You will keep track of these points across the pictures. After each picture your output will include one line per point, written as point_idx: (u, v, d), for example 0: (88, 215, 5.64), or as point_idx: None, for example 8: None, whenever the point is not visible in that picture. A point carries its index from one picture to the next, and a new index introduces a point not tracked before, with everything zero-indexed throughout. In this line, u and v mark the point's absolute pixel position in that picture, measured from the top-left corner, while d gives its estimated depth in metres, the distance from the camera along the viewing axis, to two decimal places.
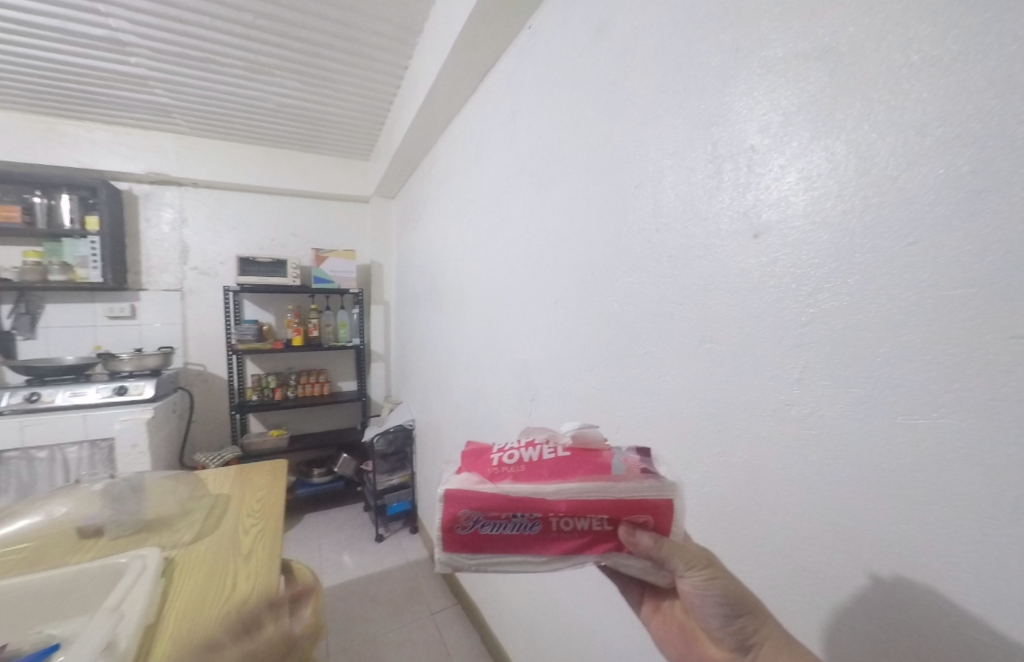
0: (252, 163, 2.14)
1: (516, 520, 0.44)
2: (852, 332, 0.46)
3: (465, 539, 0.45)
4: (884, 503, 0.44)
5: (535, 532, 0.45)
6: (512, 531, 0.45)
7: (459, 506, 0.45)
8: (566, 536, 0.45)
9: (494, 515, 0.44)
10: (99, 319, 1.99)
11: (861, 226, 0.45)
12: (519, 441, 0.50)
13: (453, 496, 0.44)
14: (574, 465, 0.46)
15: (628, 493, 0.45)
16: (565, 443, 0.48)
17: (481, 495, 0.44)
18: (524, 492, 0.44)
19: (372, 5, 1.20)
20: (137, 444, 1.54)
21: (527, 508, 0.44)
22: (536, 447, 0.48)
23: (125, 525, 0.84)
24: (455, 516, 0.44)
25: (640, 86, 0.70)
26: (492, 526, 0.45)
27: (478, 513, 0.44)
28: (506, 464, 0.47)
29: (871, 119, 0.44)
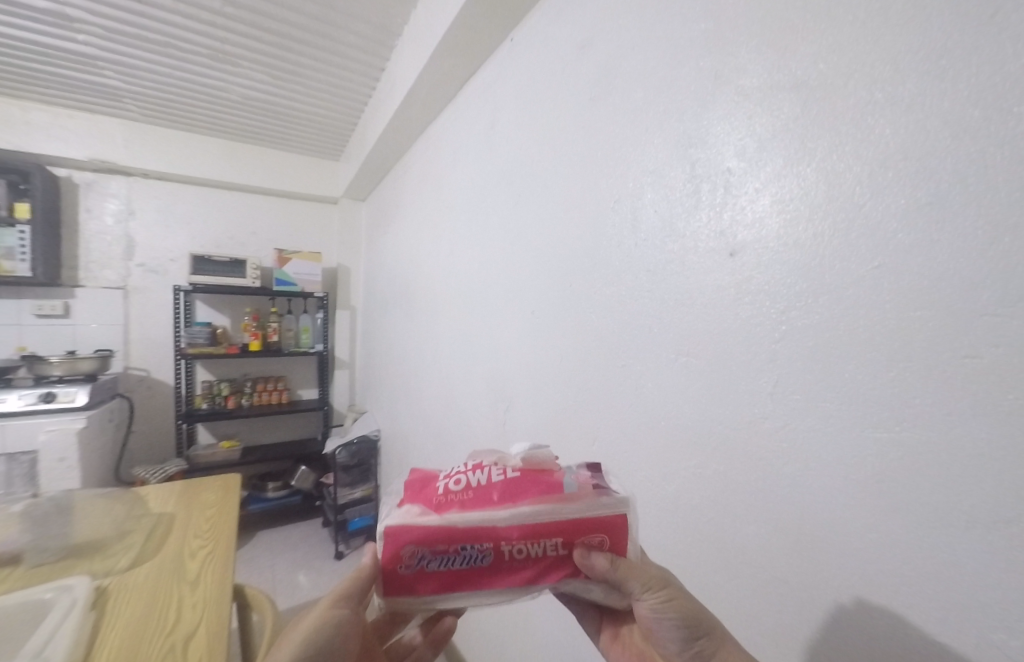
0: (211, 156, 2.03)
1: (464, 552, 0.43)
2: (822, 348, 0.48)
3: (412, 574, 0.44)
4: (851, 514, 0.46)
5: (486, 563, 0.44)
6: (461, 564, 0.44)
7: (401, 543, 0.43)
8: (519, 564, 0.44)
9: (441, 549, 0.43)
10: (26, 316, 1.80)
11: (831, 249, 0.48)
12: (467, 464, 0.48)
13: (395, 532, 0.43)
14: (523, 487, 0.46)
15: (578, 513, 0.45)
16: (515, 464, 0.48)
17: (424, 529, 0.43)
18: (470, 522, 0.43)
19: (349, 3, 1.17)
20: (65, 456, 1.39)
21: (474, 538, 0.43)
22: (484, 470, 0.47)
23: (49, 551, 0.75)
24: (398, 552, 0.43)
25: (621, 104, 0.71)
26: (440, 561, 0.43)
27: (422, 548, 0.43)
28: (452, 491, 0.45)
29: (840, 150, 0.47)
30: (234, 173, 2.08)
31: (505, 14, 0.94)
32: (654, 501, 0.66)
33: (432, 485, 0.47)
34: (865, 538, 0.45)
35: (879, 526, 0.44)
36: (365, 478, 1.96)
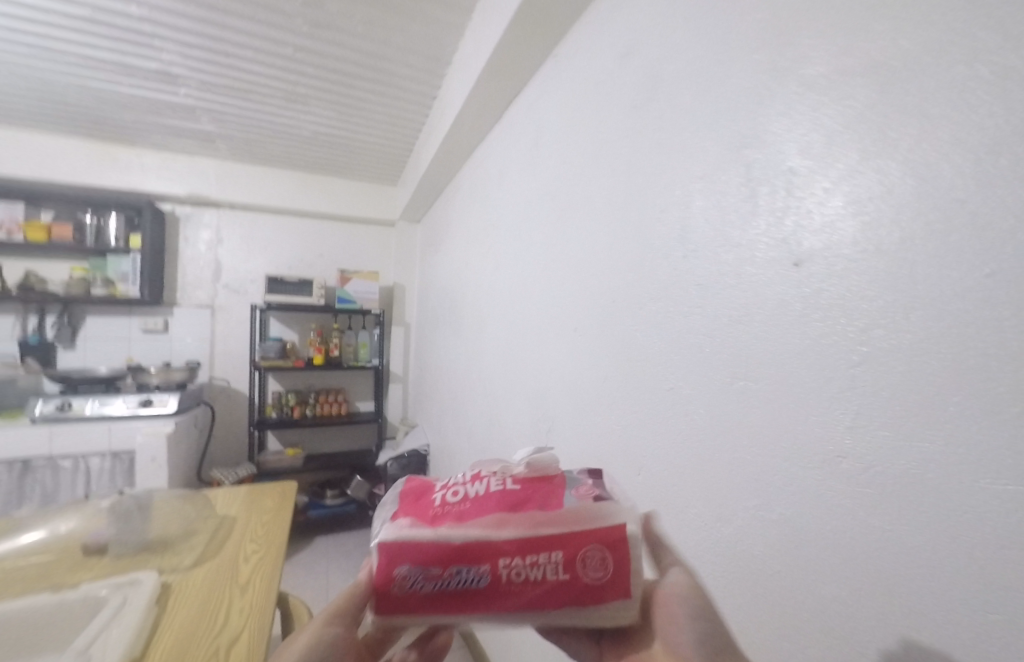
0: (287, 187, 2.24)
1: (459, 573, 0.40)
2: (916, 376, 0.39)
3: (404, 599, 0.41)
4: (964, 585, 0.36)
5: (482, 586, 0.40)
6: (455, 587, 0.40)
7: (393, 562, 0.40)
8: (519, 588, 0.40)
9: (435, 568, 0.40)
10: (135, 332, 2.08)
11: (924, 254, 0.39)
12: (465, 476, 0.47)
13: (386, 550, 0.40)
14: (521, 499, 0.43)
15: (581, 527, 0.41)
16: (514, 474, 0.45)
17: (418, 545, 0.40)
18: (466, 537, 0.40)
19: (403, 38, 1.24)
20: (156, 457, 1.56)
21: (470, 556, 0.40)
22: (482, 481, 0.45)
23: (129, 544, 0.82)
24: (390, 573, 0.40)
25: (666, 109, 0.67)
26: (434, 583, 0.40)
27: (415, 568, 0.40)
28: (448, 503, 0.43)
29: (932, 138, 0.39)
30: (306, 201, 2.27)
31: (547, 33, 0.94)
32: (706, 544, 0.59)
33: (430, 498, 0.45)
34: (986, 618, 0.35)
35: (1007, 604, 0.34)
36: None
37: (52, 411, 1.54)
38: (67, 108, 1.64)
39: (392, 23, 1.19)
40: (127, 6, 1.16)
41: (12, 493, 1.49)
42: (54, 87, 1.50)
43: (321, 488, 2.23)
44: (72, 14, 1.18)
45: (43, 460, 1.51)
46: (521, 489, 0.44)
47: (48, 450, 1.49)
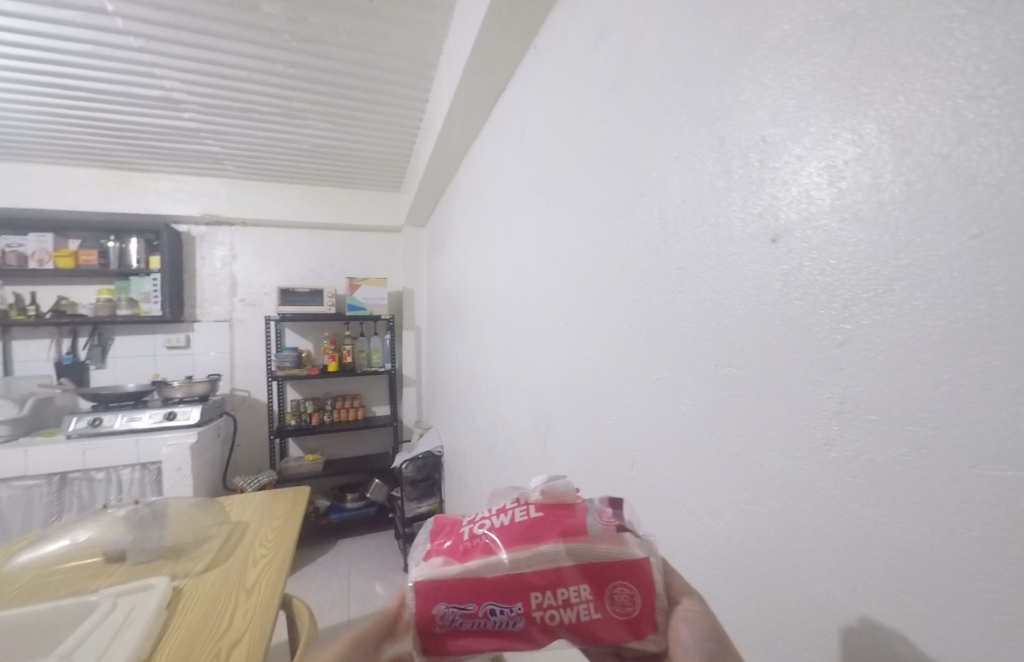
0: (295, 200, 2.31)
1: (495, 612, 0.38)
2: (904, 355, 0.35)
3: (441, 642, 0.38)
4: (969, 585, 0.32)
5: (518, 628, 0.38)
6: (491, 629, 0.38)
7: (429, 602, 0.38)
8: (552, 628, 0.38)
9: (470, 607, 0.38)
10: (159, 348, 2.19)
11: (904, 218, 0.35)
12: (490, 509, 0.44)
13: (420, 593, 0.38)
14: (549, 529, 0.40)
15: (613, 563, 0.39)
16: (538, 504, 0.43)
17: (453, 583, 0.38)
18: (499, 571, 0.38)
19: (389, 44, 1.26)
20: (181, 467, 1.63)
21: (505, 594, 0.38)
22: (507, 512, 0.42)
23: (146, 551, 0.86)
24: (427, 614, 0.38)
25: (639, 89, 0.64)
26: (470, 623, 0.38)
27: (452, 608, 0.38)
28: (477, 538, 0.41)
29: (907, 90, 0.35)
30: (314, 213, 2.34)
31: (525, 25, 0.93)
32: (699, 540, 0.56)
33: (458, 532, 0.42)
34: (993, 621, 0.31)
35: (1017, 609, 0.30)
36: (432, 493, 2.04)
37: (86, 426, 1.64)
38: (86, 140, 1.75)
39: (375, 30, 1.21)
40: (126, 38, 1.23)
41: (54, 503, 1.60)
42: (73, 121, 1.61)
43: (342, 493, 2.32)
44: (77, 50, 1.26)
45: (78, 473, 1.61)
46: (548, 517, 0.41)
47: (82, 464, 1.59)
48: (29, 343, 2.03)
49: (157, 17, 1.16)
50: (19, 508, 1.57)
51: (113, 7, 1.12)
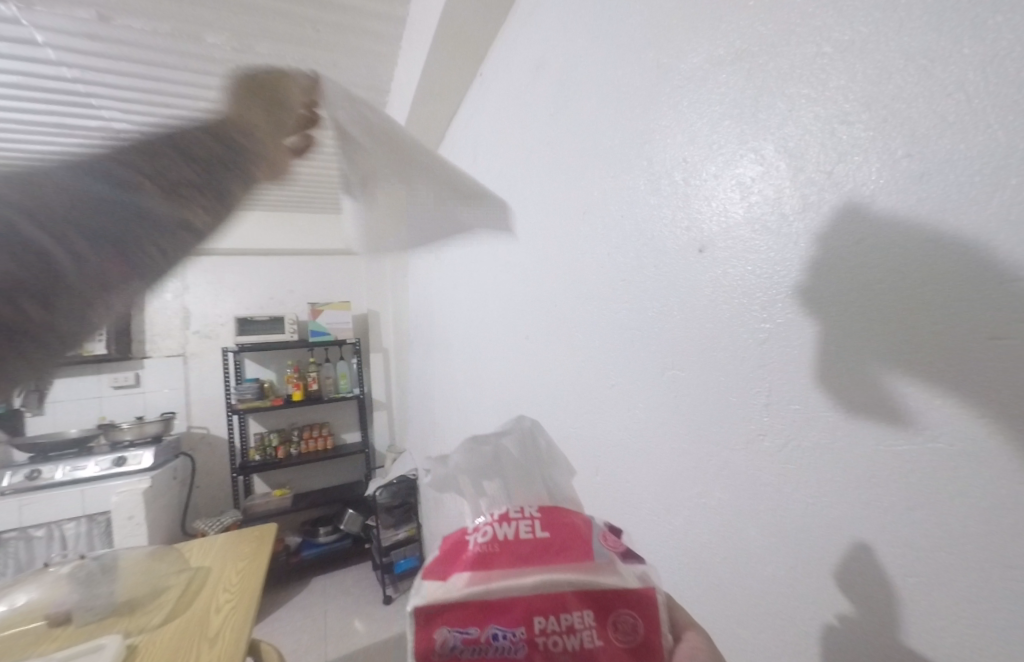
0: (249, 228, 2.26)
1: (497, 637, 0.37)
2: (819, 351, 0.39)
3: None
4: (888, 551, 0.36)
5: (520, 656, 0.37)
6: (493, 653, 0.37)
7: (431, 625, 0.37)
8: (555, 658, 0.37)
9: (473, 631, 0.37)
10: (104, 389, 2.10)
11: (804, 227, 0.40)
12: (492, 514, 0.43)
13: (422, 615, 0.37)
14: (555, 550, 0.40)
15: (615, 590, 0.38)
16: (544, 518, 0.42)
17: (455, 607, 0.37)
18: (502, 593, 0.37)
19: (339, 72, 1.28)
20: (133, 515, 1.63)
21: (509, 617, 0.37)
22: (512, 522, 0.41)
23: (94, 610, 0.83)
24: (427, 639, 0.37)
25: (573, 113, 0.69)
26: (472, 649, 0.37)
27: (454, 632, 0.37)
28: (482, 551, 0.40)
29: (795, 116, 0.40)
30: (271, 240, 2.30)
31: (470, 54, 0.98)
32: (662, 540, 0.58)
33: (462, 547, 0.41)
34: (914, 582, 0.35)
35: (923, 563, 0.34)
36: (408, 518, 2.02)
37: (21, 481, 1.61)
38: None
39: (325, 59, 1.23)
40: (60, 69, 1.20)
41: None
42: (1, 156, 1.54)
43: (313, 527, 2.24)
44: (5, 82, 1.22)
45: (15, 532, 1.58)
46: (553, 536, 0.41)
47: (19, 522, 1.56)
48: None
49: (92, 46, 1.13)
50: None
51: (43, 37, 1.09)
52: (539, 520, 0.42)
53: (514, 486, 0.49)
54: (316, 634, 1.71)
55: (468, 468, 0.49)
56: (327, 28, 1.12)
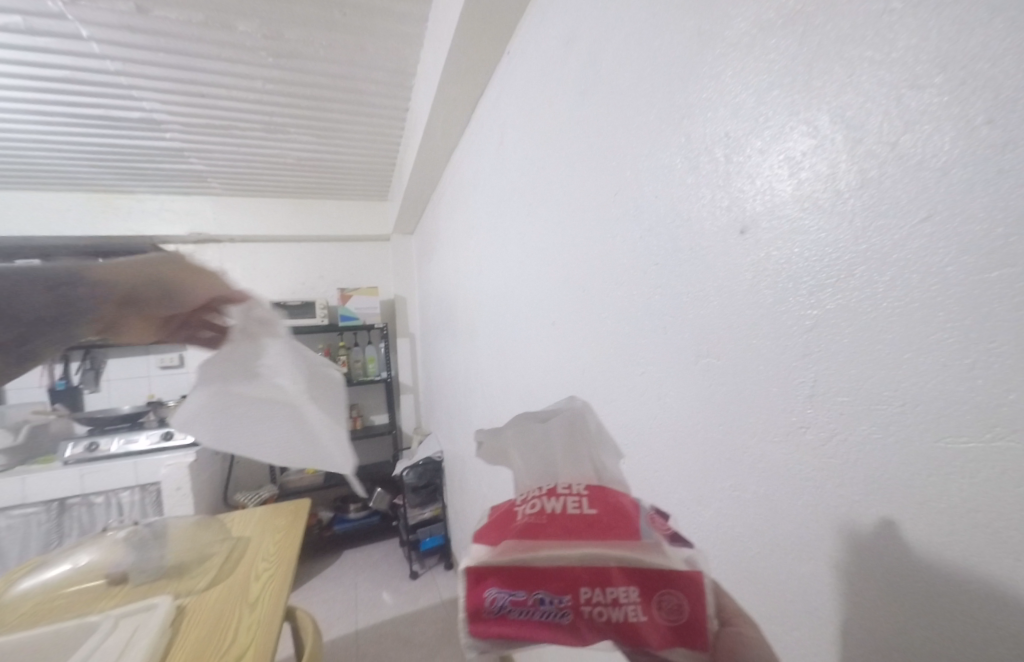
0: (281, 215, 2.32)
1: (544, 602, 0.37)
2: (870, 337, 0.37)
3: (490, 626, 0.37)
4: (937, 551, 0.34)
5: (566, 621, 0.37)
6: (540, 617, 0.37)
7: (481, 585, 0.38)
8: (600, 627, 0.37)
9: (521, 594, 0.37)
10: (153, 368, 2.23)
11: (860, 204, 0.37)
12: (540, 490, 0.45)
13: (474, 573, 0.38)
14: (601, 525, 0.40)
15: (661, 568, 0.37)
16: (590, 496, 0.43)
17: (505, 567, 0.38)
18: (548, 559, 0.38)
19: (366, 56, 1.28)
20: (180, 486, 1.73)
21: (555, 583, 0.37)
22: (559, 497, 0.43)
23: (148, 571, 0.89)
24: (478, 596, 0.38)
25: (608, 89, 0.66)
26: (520, 611, 0.37)
27: (502, 592, 0.38)
28: (531, 520, 0.41)
29: (855, 82, 0.37)
30: (302, 226, 2.35)
31: (498, 31, 0.95)
32: (690, 530, 0.57)
33: (512, 516, 0.42)
34: (964, 585, 0.33)
35: (985, 562, 0.32)
36: (434, 498, 2.07)
37: (83, 452, 1.74)
38: (68, 165, 1.74)
39: (353, 43, 1.22)
40: (103, 62, 1.23)
41: (53, 529, 1.70)
42: (54, 148, 1.62)
43: (345, 503, 2.33)
44: (53, 76, 1.27)
45: (78, 498, 1.71)
46: (600, 513, 0.41)
47: (81, 488, 1.69)
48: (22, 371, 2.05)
49: (133, 39, 1.16)
50: (19, 536, 1.66)
51: (88, 31, 1.13)
52: (585, 499, 0.43)
53: (558, 462, 0.48)
54: (348, 604, 1.79)
55: (515, 445, 0.51)
56: (354, 10, 1.11)
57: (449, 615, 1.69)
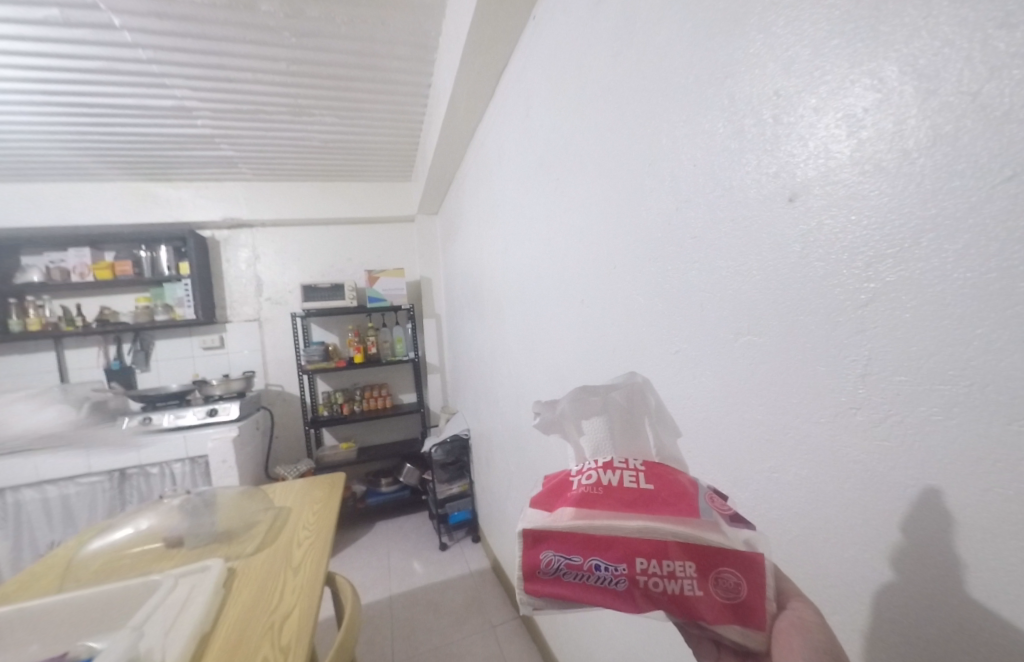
0: (309, 198, 2.35)
1: (600, 568, 0.38)
2: (934, 311, 0.34)
3: (546, 585, 0.39)
4: (1002, 536, 0.32)
5: (621, 589, 0.38)
6: (595, 582, 0.38)
7: (538, 547, 0.39)
8: (654, 598, 0.37)
9: (577, 558, 0.38)
10: (196, 349, 2.34)
11: (930, 165, 0.33)
12: (597, 461, 0.44)
13: (532, 536, 0.39)
14: (658, 501, 0.40)
15: (719, 547, 0.37)
16: (647, 472, 0.42)
17: (561, 534, 0.39)
18: (605, 528, 0.38)
19: (388, 31, 1.25)
20: (226, 460, 1.84)
21: (612, 551, 0.38)
22: (615, 470, 0.42)
23: (201, 536, 0.96)
24: (534, 558, 0.39)
25: (642, 51, 0.62)
26: (575, 574, 0.38)
27: (559, 556, 0.39)
28: (587, 491, 0.41)
29: (931, 25, 0.33)
30: (329, 208, 2.38)
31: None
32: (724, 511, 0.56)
33: (567, 485, 0.43)
34: None
35: None
36: (462, 475, 2.12)
37: (138, 425, 1.85)
38: (110, 154, 1.81)
39: (373, 18, 1.20)
40: (135, 51, 1.26)
41: (116, 496, 1.83)
42: (95, 139, 1.68)
43: (377, 478, 2.42)
44: (89, 66, 1.30)
45: (135, 469, 1.84)
46: (657, 488, 0.41)
47: (138, 460, 1.81)
48: (80, 352, 2.19)
49: (164, 26, 1.18)
50: (86, 503, 1.80)
51: (120, 20, 1.15)
52: (642, 474, 0.43)
53: (619, 432, 0.48)
54: (384, 572, 1.88)
55: (575, 412, 0.49)
56: None
57: (479, 586, 1.75)
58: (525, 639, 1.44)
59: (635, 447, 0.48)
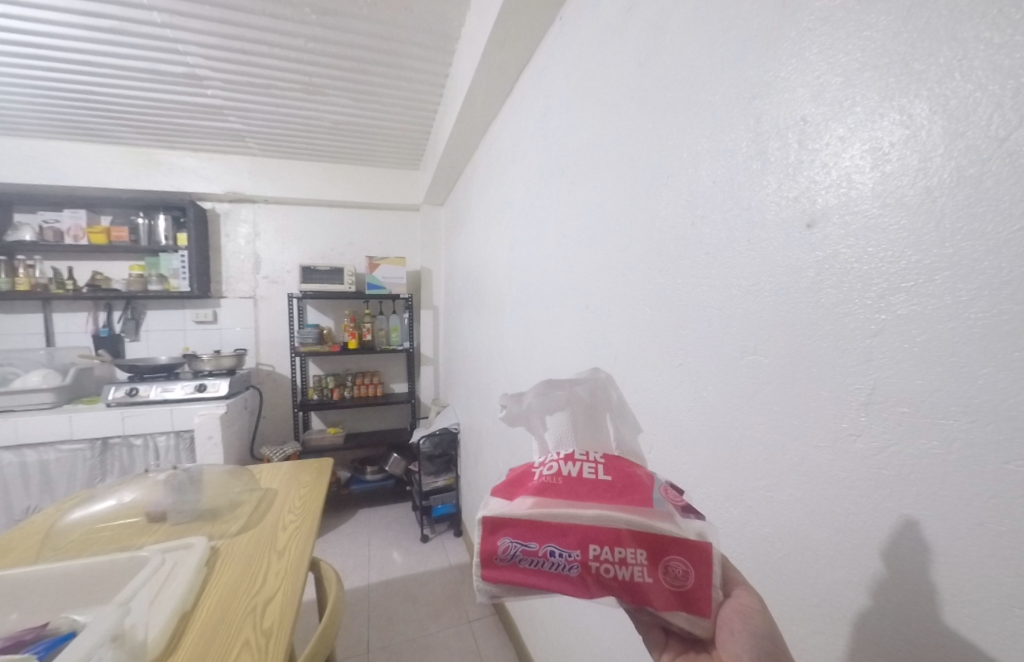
0: (314, 178, 2.32)
1: (554, 554, 0.39)
2: (942, 348, 0.35)
3: (503, 572, 0.40)
4: (990, 570, 0.33)
5: (573, 574, 0.39)
6: (549, 569, 0.39)
7: (496, 534, 0.40)
8: (605, 584, 0.38)
9: (532, 545, 0.40)
10: (188, 323, 2.31)
11: (951, 204, 0.34)
12: (558, 453, 0.45)
13: (490, 523, 0.40)
14: (614, 491, 0.41)
15: (669, 535, 0.39)
16: (606, 465, 0.44)
17: (518, 522, 0.40)
18: (561, 517, 0.39)
19: (410, 17, 1.24)
20: (211, 436, 1.82)
21: (566, 538, 0.39)
22: (576, 462, 0.44)
23: (185, 513, 0.94)
24: (492, 545, 0.40)
25: (670, 63, 0.62)
26: (531, 560, 0.40)
27: (515, 542, 0.40)
28: (547, 481, 0.42)
29: (965, 67, 0.34)
30: (333, 190, 2.35)
31: None
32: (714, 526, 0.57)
33: (529, 476, 0.44)
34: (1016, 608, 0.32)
35: None
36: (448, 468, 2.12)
37: (124, 395, 1.82)
38: (113, 117, 1.77)
39: (397, 2, 1.18)
40: (150, 13, 1.23)
41: (96, 465, 1.80)
42: (98, 100, 1.64)
43: (362, 465, 2.42)
44: (103, 26, 1.27)
45: (118, 439, 1.81)
46: (615, 479, 0.42)
47: (122, 429, 1.78)
48: (69, 315, 2.15)
49: None
50: (66, 470, 1.77)
51: None
52: (602, 467, 0.44)
53: (580, 425, 0.51)
54: (363, 559, 1.88)
55: (540, 407, 0.51)
56: None
57: (457, 579, 1.76)
58: (499, 635, 1.45)
59: (595, 439, 0.52)
